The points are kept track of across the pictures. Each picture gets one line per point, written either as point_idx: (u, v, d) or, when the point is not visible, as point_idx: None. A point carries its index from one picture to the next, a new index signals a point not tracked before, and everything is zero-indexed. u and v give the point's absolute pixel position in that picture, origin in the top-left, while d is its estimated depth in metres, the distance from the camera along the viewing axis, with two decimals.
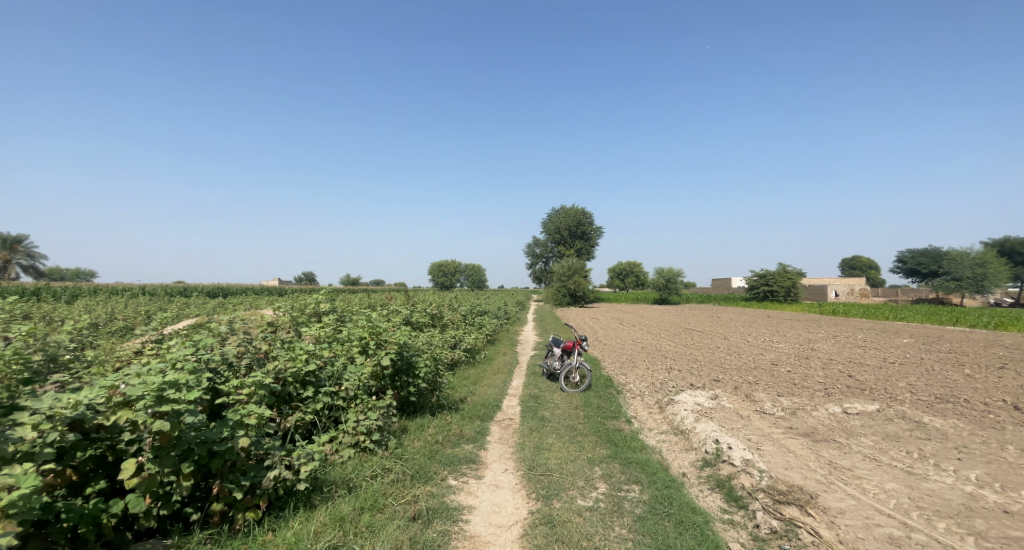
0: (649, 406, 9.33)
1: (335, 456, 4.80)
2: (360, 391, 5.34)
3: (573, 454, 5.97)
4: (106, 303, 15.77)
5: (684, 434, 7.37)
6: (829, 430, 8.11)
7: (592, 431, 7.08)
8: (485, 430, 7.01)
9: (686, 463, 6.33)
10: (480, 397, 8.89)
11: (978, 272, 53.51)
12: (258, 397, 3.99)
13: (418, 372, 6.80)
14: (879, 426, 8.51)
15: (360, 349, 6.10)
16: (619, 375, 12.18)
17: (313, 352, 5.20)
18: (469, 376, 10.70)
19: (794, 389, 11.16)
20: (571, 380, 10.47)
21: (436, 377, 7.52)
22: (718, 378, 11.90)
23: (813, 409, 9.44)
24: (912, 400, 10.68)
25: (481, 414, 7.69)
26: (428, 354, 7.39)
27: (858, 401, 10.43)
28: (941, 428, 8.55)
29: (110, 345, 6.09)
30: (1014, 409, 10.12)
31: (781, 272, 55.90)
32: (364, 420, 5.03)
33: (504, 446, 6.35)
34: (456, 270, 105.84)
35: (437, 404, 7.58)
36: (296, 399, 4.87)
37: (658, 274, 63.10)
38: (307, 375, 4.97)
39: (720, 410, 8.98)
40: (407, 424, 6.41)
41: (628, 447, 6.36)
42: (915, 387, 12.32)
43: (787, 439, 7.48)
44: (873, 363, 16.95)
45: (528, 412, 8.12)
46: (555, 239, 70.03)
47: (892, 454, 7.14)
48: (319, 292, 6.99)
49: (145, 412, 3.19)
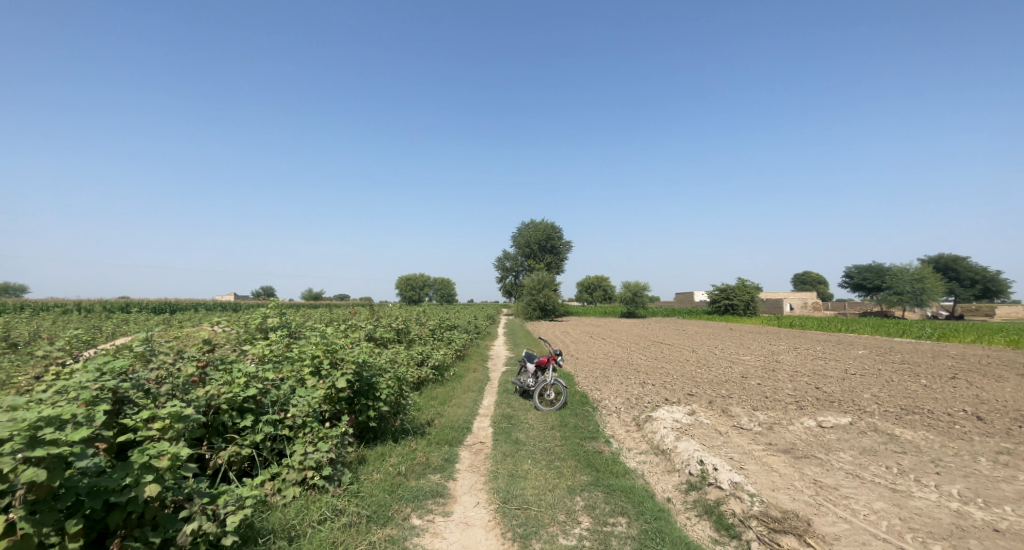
0: (626, 424, 8.94)
1: (277, 497, 4.15)
2: (309, 419, 4.71)
3: (551, 482, 5.46)
4: (35, 319, 14.32)
5: (665, 454, 7.00)
6: (808, 446, 7.90)
7: (570, 454, 6.59)
8: (454, 456, 6.42)
9: (670, 487, 5.95)
10: (449, 419, 8.29)
11: (917, 286, 56.38)
12: (176, 431, 3.36)
13: (380, 394, 6.15)
14: (855, 440, 8.36)
15: (311, 370, 5.47)
16: (593, 391, 11.77)
17: (253, 375, 4.56)
18: (437, 396, 10.05)
19: (767, 402, 11.00)
20: (546, 398, 10.01)
21: (400, 399, 6.88)
22: (692, 393, 11.68)
23: (789, 424, 9.25)
24: (881, 412, 10.67)
25: (449, 438, 7.09)
26: (392, 373, 6.75)
27: (831, 413, 10.33)
28: (913, 440, 8.48)
29: (16, 367, 5.23)
30: (977, 420, 10.22)
31: (740, 286, 57.49)
32: (312, 454, 4.41)
33: (475, 475, 5.79)
34: (423, 286, 104.49)
35: (401, 429, 6.95)
36: (230, 431, 4.21)
37: (624, 288, 63.88)
38: (244, 402, 4.33)
39: (698, 426, 8.67)
40: (366, 454, 5.76)
41: (609, 471, 5.90)
42: (880, 398, 12.43)
43: (769, 457, 7.20)
44: (836, 375, 17.18)
45: (501, 435, 7.59)
46: (523, 253, 69.99)
47: (873, 470, 6.93)
48: (268, 306, 6.31)
49: (14, 458, 2.54)
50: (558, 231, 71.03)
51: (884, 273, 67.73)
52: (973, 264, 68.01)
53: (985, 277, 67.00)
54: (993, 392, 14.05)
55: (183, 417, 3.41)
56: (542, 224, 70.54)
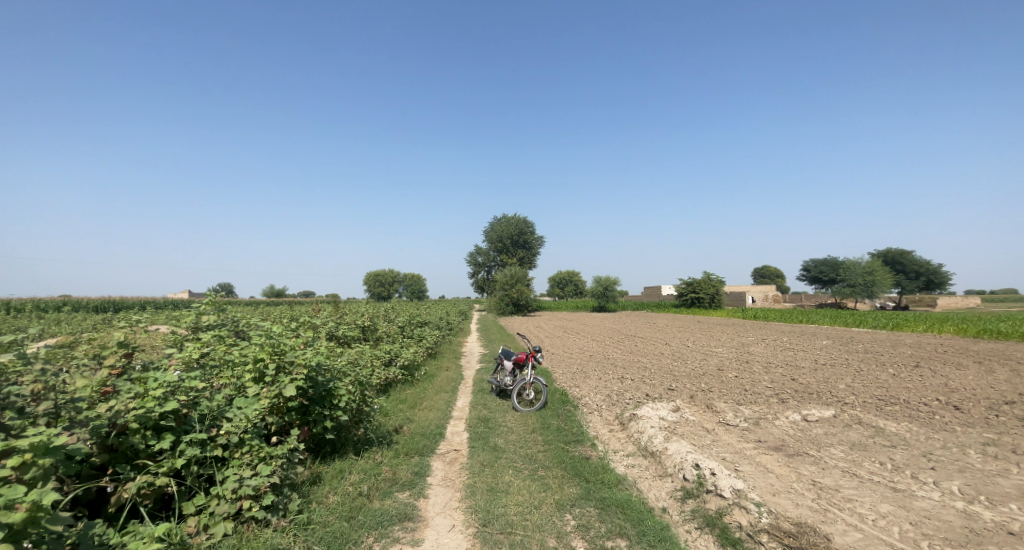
0: (609, 423, 8.47)
1: (202, 537, 3.53)
2: (247, 436, 4.13)
3: (535, 497, 4.88)
4: None
5: (654, 456, 6.54)
6: (798, 442, 7.55)
7: (556, 462, 5.99)
8: (425, 469, 5.73)
9: (663, 494, 5.49)
10: (419, 424, 7.60)
11: (869, 279, 58.56)
12: (41, 468, 2.72)
13: (338, 401, 5.43)
14: (842, 434, 8.09)
15: (253, 377, 4.79)
16: (572, 388, 11.25)
17: (176, 386, 3.99)
18: (405, 399, 9.32)
19: (749, 396, 10.71)
20: (525, 398, 9.43)
21: (362, 405, 6.12)
22: (672, 388, 11.31)
23: (775, 418, 8.95)
24: (861, 403, 10.51)
25: (419, 447, 6.40)
26: (352, 377, 6.02)
27: (814, 406, 10.09)
28: (899, 432, 8.27)
29: None
30: (955, 409, 10.16)
31: (707, 280, 58.41)
32: (248, 481, 3.78)
33: (450, 490, 5.17)
34: (391, 282, 102.76)
35: (364, 438, 6.21)
36: (142, 455, 3.65)
37: (596, 283, 64.08)
38: (161, 420, 3.76)
39: (685, 424, 8.25)
40: (321, 472, 5.06)
41: (599, 481, 5.33)
42: (855, 389, 12.35)
43: (761, 456, 6.81)
44: (807, 366, 17.23)
45: (477, 440, 6.97)
46: (494, 248, 69.38)
47: (868, 466, 6.60)
48: (204, 301, 5.48)
49: None
50: (529, 225, 70.76)
51: (839, 266, 70.17)
52: (920, 257, 71.30)
53: (930, 270, 70.37)
54: (957, 380, 14.26)
55: (53, 448, 2.79)
56: (514, 218, 70.12)
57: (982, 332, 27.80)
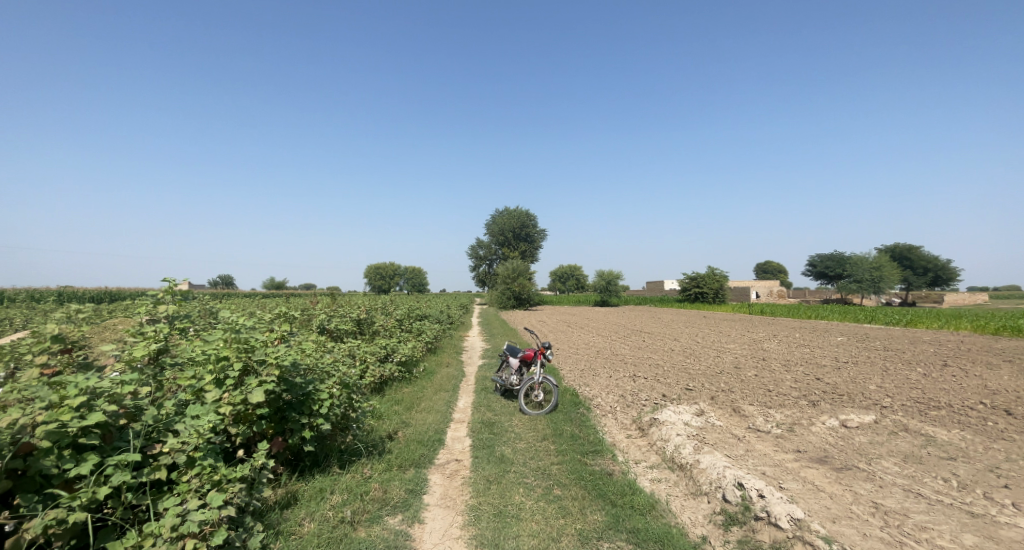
0: (628, 428, 7.66)
1: None
2: (199, 455, 3.43)
3: (552, 525, 4.14)
4: None
5: (685, 470, 5.72)
6: (844, 453, 6.70)
7: (573, 478, 5.19)
8: (421, 486, 4.92)
9: (701, 519, 4.67)
10: (415, 429, 6.82)
11: (875, 275, 57.24)
12: None
13: (318, 406, 4.67)
14: (891, 444, 7.21)
15: (214, 379, 4.03)
16: (582, 387, 10.43)
17: (104, 393, 3.26)
18: (402, 400, 8.49)
19: (778, 398, 9.82)
20: (533, 400, 8.61)
21: (349, 410, 5.33)
22: (691, 388, 10.46)
23: (811, 424, 8.10)
24: (901, 407, 9.58)
25: (415, 458, 5.59)
26: (337, 378, 5.24)
27: (851, 410, 9.17)
28: (953, 442, 7.38)
29: None
30: (1006, 414, 9.22)
31: (710, 274, 57.26)
32: (192, 516, 3.04)
33: (450, 513, 4.38)
34: (394, 274, 102.77)
35: (349, 448, 5.44)
36: (55, 481, 2.91)
37: (598, 276, 63.22)
38: (81, 437, 3.04)
39: (713, 430, 7.40)
40: (297, 493, 4.31)
41: (627, 505, 4.54)
42: (888, 390, 11.43)
43: (805, 470, 5.96)
44: (828, 364, 16.29)
45: (482, 449, 6.18)
46: (495, 240, 68.64)
47: (931, 484, 5.72)
48: (160, 291, 4.61)
49: None
50: (531, 218, 69.84)
51: (846, 261, 68.83)
52: (928, 253, 69.80)
53: (938, 266, 68.83)
54: (993, 381, 13.22)
55: None
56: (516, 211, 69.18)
57: (1001, 330, 26.66)
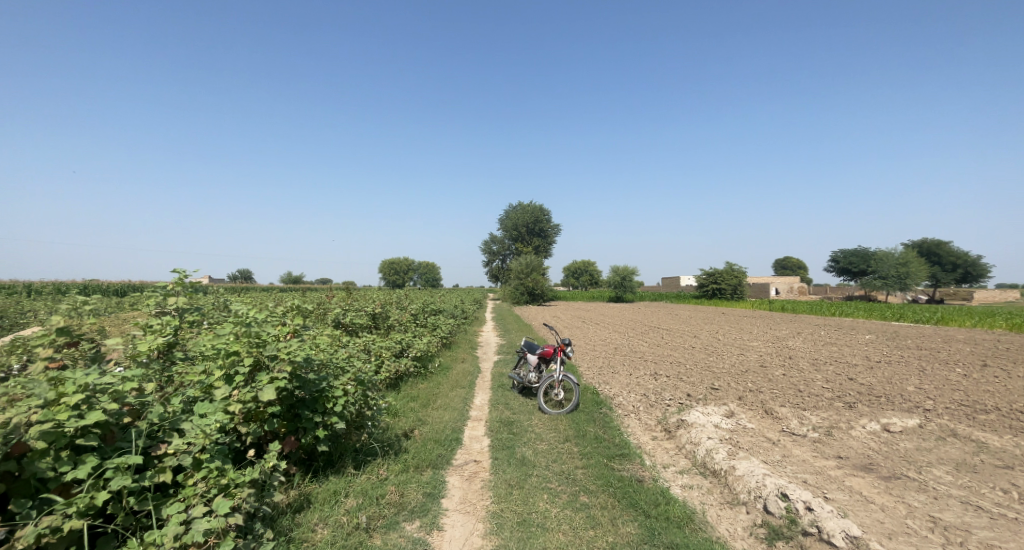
0: (654, 430, 7.29)
1: None
2: (206, 457, 3.20)
3: (579, 537, 3.84)
4: None
5: (720, 477, 5.36)
6: (890, 460, 6.24)
7: (600, 484, 4.89)
8: (439, 489, 4.66)
9: (741, 531, 4.32)
10: (432, 427, 6.58)
11: (902, 271, 55.27)
12: None
13: (332, 403, 4.43)
14: (940, 450, 6.72)
15: (224, 375, 3.81)
16: (603, 386, 10.07)
17: (104, 389, 3.04)
18: (417, 397, 8.24)
19: (811, 400, 9.33)
20: (553, 398, 8.30)
21: (363, 408, 5.09)
22: (717, 387, 10.01)
23: (850, 428, 7.62)
24: (946, 410, 9.01)
25: (432, 459, 5.33)
26: (351, 374, 5.00)
27: (891, 413, 8.64)
28: (1008, 449, 6.85)
29: None
30: None
31: (728, 271, 56.08)
32: (197, 524, 2.82)
33: (471, 520, 4.12)
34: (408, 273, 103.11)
35: (364, 446, 5.21)
36: (52, 485, 2.71)
37: (614, 273, 62.43)
38: (80, 438, 2.83)
39: (745, 433, 6.99)
40: (310, 496, 4.09)
41: (662, 517, 4.23)
42: (928, 391, 10.83)
43: (850, 478, 5.56)
44: (858, 363, 15.59)
45: (501, 449, 5.91)
46: (510, 236, 68.19)
47: (990, 496, 5.25)
48: (170, 282, 4.40)
49: None
50: (545, 213, 69.29)
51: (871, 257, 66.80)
52: (958, 249, 67.33)
53: (969, 262, 66.37)
54: None
55: None
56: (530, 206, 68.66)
57: None
